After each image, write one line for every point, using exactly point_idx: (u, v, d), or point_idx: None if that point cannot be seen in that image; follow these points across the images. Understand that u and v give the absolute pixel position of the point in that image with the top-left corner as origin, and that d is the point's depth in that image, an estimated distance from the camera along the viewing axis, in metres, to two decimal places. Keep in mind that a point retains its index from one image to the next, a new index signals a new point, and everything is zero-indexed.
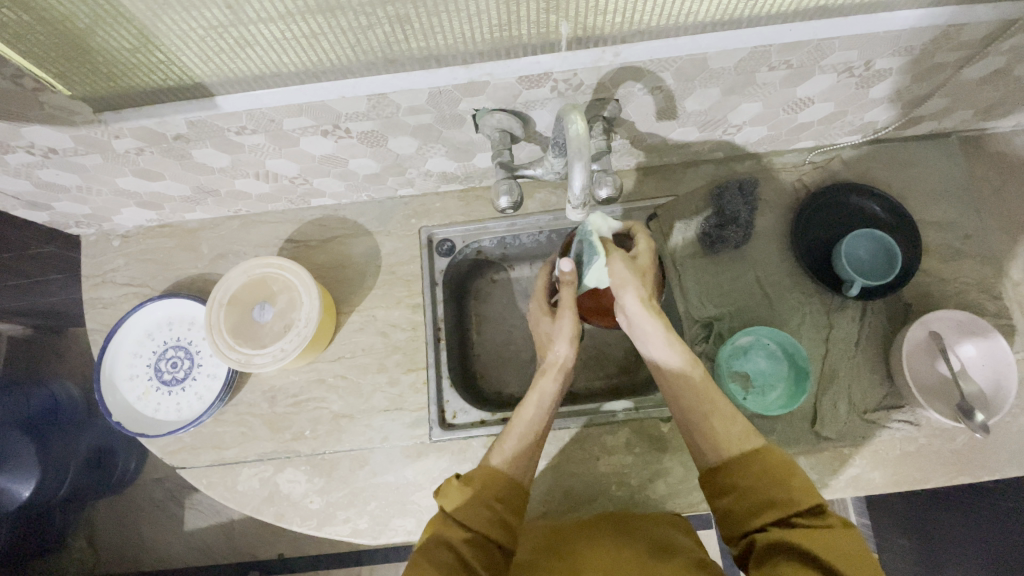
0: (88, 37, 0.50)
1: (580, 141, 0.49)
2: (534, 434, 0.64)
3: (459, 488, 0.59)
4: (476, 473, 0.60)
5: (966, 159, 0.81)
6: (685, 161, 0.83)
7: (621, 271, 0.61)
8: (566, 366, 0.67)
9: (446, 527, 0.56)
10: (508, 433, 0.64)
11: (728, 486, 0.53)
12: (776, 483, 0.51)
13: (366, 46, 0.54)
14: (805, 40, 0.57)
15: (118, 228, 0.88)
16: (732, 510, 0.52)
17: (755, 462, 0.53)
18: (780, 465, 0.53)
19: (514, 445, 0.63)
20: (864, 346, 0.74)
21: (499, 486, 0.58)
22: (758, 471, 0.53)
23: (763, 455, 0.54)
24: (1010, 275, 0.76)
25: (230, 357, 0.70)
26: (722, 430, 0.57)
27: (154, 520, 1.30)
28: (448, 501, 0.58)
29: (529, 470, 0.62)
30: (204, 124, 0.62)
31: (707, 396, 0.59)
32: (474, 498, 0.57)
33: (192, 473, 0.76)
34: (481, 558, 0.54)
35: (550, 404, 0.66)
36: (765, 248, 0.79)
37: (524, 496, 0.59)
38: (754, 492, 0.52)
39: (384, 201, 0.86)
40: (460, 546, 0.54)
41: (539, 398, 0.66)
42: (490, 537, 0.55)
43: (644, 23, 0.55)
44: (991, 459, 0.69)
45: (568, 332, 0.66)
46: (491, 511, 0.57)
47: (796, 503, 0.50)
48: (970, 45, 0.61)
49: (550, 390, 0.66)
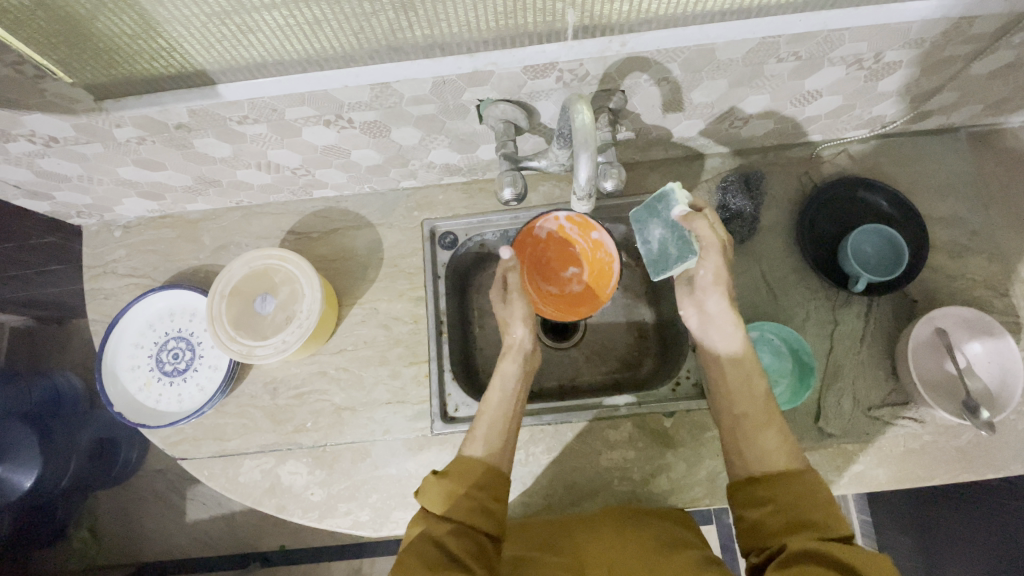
0: (88, 24, 0.49)
1: (586, 131, 0.48)
2: (507, 418, 0.65)
3: (438, 484, 0.58)
4: (452, 467, 0.60)
5: (975, 154, 0.80)
6: (691, 154, 0.83)
7: (715, 265, 0.65)
8: (523, 347, 0.70)
9: (432, 524, 0.56)
10: (478, 421, 0.65)
11: (765, 499, 0.54)
12: (815, 506, 0.51)
13: (369, 34, 0.53)
14: (814, 31, 0.56)
15: (120, 218, 0.87)
16: (765, 522, 0.52)
17: (796, 479, 0.54)
18: (819, 488, 0.53)
19: (485, 431, 0.64)
20: (869, 342, 0.74)
21: (478, 475, 0.59)
22: (798, 488, 0.53)
23: (808, 475, 0.54)
24: (1018, 272, 0.75)
25: (232, 348, 0.70)
26: (771, 444, 0.58)
27: (155, 511, 1.31)
28: (428, 498, 0.58)
29: (506, 452, 0.63)
30: (205, 113, 0.61)
31: (761, 408, 0.60)
32: (455, 491, 0.57)
33: (194, 464, 0.76)
34: (470, 548, 0.54)
35: (514, 385, 0.68)
36: (771, 243, 0.79)
37: (503, 481, 0.60)
38: (792, 510, 0.52)
39: (386, 193, 0.85)
40: (446, 540, 0.54)
41: (503, 380, 0.68)
42: (475, 526, 0.55)
43: (652, 12, 0.54)
44: (996, 456, 0.69)
45: (520, 314, 0.71)
46: (472, 500, 0.57)
47: (831, 526, 0.50)
48: (981, 38, 0.60)
49: (511, 371, 0.68)
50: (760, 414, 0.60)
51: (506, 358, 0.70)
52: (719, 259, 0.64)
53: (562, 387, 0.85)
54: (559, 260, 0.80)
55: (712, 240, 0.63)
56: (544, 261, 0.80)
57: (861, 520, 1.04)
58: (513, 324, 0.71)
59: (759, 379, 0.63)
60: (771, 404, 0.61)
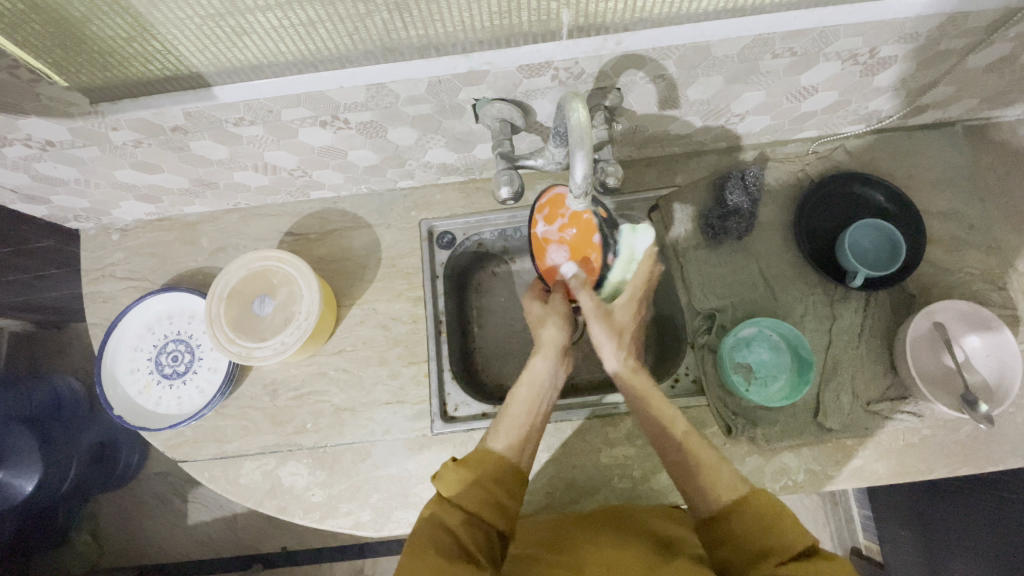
0: (83, 27, 0.49)
1: (582, 129, 0.48)
2: (529, 417, 0.63)
3: (455, 471, 0.57)
4: (472, 456, 0.59)
5: (971, 148, 0.80)
6: (687, 152, 0.83)
7: (601, 332, 0.65)
8: (557, 343, 0.68)
9: (445, 510, 0.55)
10: (504, 416, 0.63)
11: (725, 536, 0.53)
12: (770, 528, 0.51)
13: (364, 35, 0.54)
14: (809, 27, 0.56)
15: (117, 222, 0.87)
16: (733, 562, 0.52)
17: (745, 509, 0.53)
18: (775, 508, 0.53)
19: (508, 427, 0.62)
20: (868, 337, 0.74)
21: (498, 471, 0.58)
22: (752, 518, 0.52)
23: (758, 498, 0.54)
24: (1015, 265, 0.75)
25: (230, 350, 0.70)
26: (708, 486, 0.56)
27: (157, 514, 1.31)
28: (443, 485, 0.57)
29: (527, 449, 0.62)
30: (202, 115, 0.61)
31: (689, 449, 0.59)
32: (473, 482, 0.56)
33: (194, 467, 0.76)
34: (479, 540, 0.54)
35: (543, 384, 0.66)
36: (768, 239, 0.79)
37: (520, 479, 0.59)
38: (750, 541, 0.52)
39: (384, 194, 0.85)
40: (458, 530, 0.53)
41: (531, 376, 0.66)
42: (488, 519, 0.55)
43: (647, 10, 0.54)
44: (995, 450, 0.69)
45: (560, 310, 0.69)
46: (489, 494, 0.56)
47: (791, 546, 0.50)
48: (976, 32, 0.60)
49: (543, 369, 0.66)
50: (691, 459, 0.59)
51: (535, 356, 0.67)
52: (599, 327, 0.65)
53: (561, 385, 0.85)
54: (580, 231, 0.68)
55: (591, 309, 0.65)
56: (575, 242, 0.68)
57: None
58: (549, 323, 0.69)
59: (677, 420, 0.61)
60: (702, 443, 0.60)
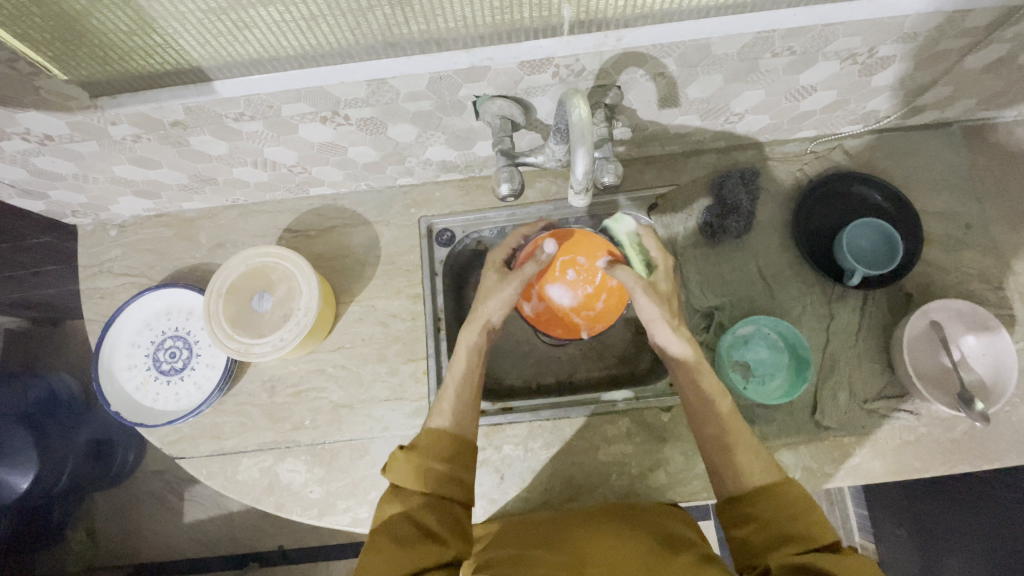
0: (84, 19, 0.49)
1: (583, 126, 0.48)
2: (470, 394, 0.64)
3: (405, 460, 0.57)
4: (420, 442, 0.59)
5: (968, 149, 0.81)
6: (686, 151, 0.83)
7: (649, 304, 0.65)
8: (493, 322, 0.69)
9: (406, 501, 0.55)
10: (446, 394, 0.64)
11: (749, 516, 0.54)
12: (797, 519, 0.51)
13: (366, 29, 0.54)
14: (809, 25, 0.56)
15: (115, 217, 0.87)
16: (751, 541, 0.52)
17: (777, 492, 0.54)
18: (802, 498, 0.53)
19: (453, 404, 0.63)
20: (864, 336, 0.74)
21: (446, 448, 0.58)
22: (781, 502, 0.53)
23: (786, 486, 0.54)
24: (1012, 265, 0.76)
25: (229, 346, 0.70)
26: (744, 463, 0.57)
27: (152, 513, 1.30)
28: (397, 475, 0.57)
29: (472, 421, 0.62)
30: (202, 110, 0.61)
31: (728, 424, 0.60)
32: (424, 466, 0.56)
33: (192, 463, 0.75)
34: (445, 521, 0.54)
35: (473, 355, 0.67)
36: (766, 238, 0.79)
37: (470, 449, 0.60)
38: (774, 525, 0.52)
39: (383, 191, 0.85)
40: (420, 516, 0.53)
41: (469, 352, 0.67)
42: (447, 497, 0.56)
43: (647, 7, 0.54)
44: (991, 448, 0.70)
45: (507, 293, 0.68)
46: (443, 474, 0.56)
47: (816, 538, 0.50)
48: (974, 32, 0.61)
49: (473, 342, 0.68)
50: (728, 434, 0.59)
51: (468, 329, 0.69)
52: (647, 297, 0.65)
53: (560, 383, 0.85)
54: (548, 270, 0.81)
55: (634, 283, 0.66)
56: (564, 287, 0.82)
57: (858, 516, 1.05)
58: (491, 300, 0.69)
59: (723, 398, 0.62)
60: (737, 420, 0.61)
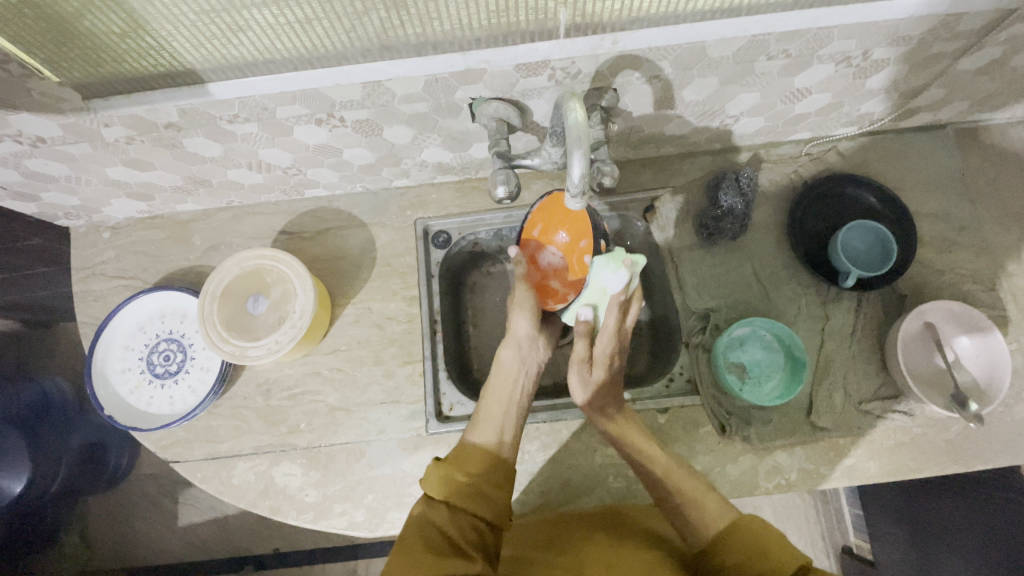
0: (76, 21, 0.48)
1: (579, 129, 0.48)
2: (504, 413, 0.65)
3: (438, 469, 0.60)
4: (455, 454, 0.61)
5: (961, 151, 0.81)
6: (682, 152, 0.83)
7: (579, 381, 0.68)
8: (520, 336, 0.71)
9: (432, 510, 0.56)
10: (481, 413, 0.66)
11: (719, 565, 0.55)
12: (765, 552, 0.53)
13: (361, 32, 0.53)
14: (803, 28, 0.57)
15: (108, 220, 0.86)
16: None
17: (741, 535, 0.55)
18: (766, 532, 0.55)
19: (487, 422, 0.65)
20: (859, 337, 0.75)
21: (478, 463, 0.60)
22: (747, 544, 0.54)
23: (749, 525, 0.56)
24: (1004, 266, 0.76)
25: (223, 349, 0.69)
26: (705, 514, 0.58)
27: (147, 517, 1.29)
28: (429, 484, 0.59)
29: (507, 441, 0.64)
30: (196, 112, 0.61)
31: (677, 484, 0.61)
32: (455, 477, 0.58)
33: (186, 467, 0.75)
34: (471, 537, 0.55)
35: (512, 373, 0.69)
36: (761, 239, 0.80)
37: (506, 470, 0.61)
38: (744, 569, 0.53)
39: (379, 193, 0.85)
40: (445, 526, 0.55)
41: (507, 371, 0.69)
42: (473, 512, 0.57)
43: (643, 10, 0.54)
44: (985, 448, 0.70)
45: (524, 307, 0.71)
46: (472, 487, 0.58)
47: (783, 568, 0.51)
48: (967, 36, 0.61)
49: (511, 359, 0.69)
50: (685, 490, 0.61)
51: (505, 347, 0.70)
52: (576, 377, 0.67)
53: (556, 385, 0.85)
54: (540, 277, 0.77)
55: (579, 358, 0.67)
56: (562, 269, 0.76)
57: None
58: (518, 317, 0.71)
59: (660, 459, 0.63)
60: (688, 480, 0.62)
